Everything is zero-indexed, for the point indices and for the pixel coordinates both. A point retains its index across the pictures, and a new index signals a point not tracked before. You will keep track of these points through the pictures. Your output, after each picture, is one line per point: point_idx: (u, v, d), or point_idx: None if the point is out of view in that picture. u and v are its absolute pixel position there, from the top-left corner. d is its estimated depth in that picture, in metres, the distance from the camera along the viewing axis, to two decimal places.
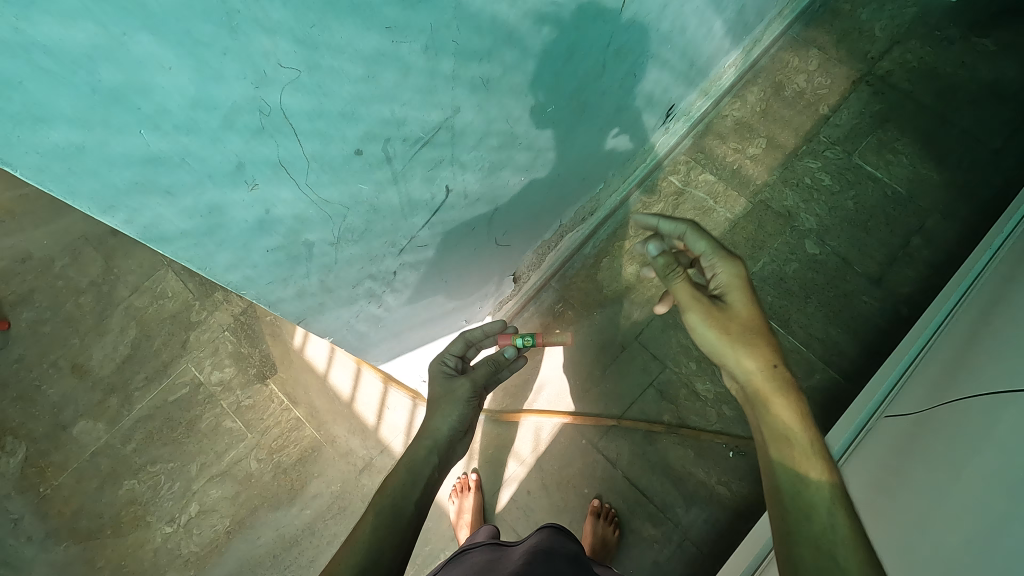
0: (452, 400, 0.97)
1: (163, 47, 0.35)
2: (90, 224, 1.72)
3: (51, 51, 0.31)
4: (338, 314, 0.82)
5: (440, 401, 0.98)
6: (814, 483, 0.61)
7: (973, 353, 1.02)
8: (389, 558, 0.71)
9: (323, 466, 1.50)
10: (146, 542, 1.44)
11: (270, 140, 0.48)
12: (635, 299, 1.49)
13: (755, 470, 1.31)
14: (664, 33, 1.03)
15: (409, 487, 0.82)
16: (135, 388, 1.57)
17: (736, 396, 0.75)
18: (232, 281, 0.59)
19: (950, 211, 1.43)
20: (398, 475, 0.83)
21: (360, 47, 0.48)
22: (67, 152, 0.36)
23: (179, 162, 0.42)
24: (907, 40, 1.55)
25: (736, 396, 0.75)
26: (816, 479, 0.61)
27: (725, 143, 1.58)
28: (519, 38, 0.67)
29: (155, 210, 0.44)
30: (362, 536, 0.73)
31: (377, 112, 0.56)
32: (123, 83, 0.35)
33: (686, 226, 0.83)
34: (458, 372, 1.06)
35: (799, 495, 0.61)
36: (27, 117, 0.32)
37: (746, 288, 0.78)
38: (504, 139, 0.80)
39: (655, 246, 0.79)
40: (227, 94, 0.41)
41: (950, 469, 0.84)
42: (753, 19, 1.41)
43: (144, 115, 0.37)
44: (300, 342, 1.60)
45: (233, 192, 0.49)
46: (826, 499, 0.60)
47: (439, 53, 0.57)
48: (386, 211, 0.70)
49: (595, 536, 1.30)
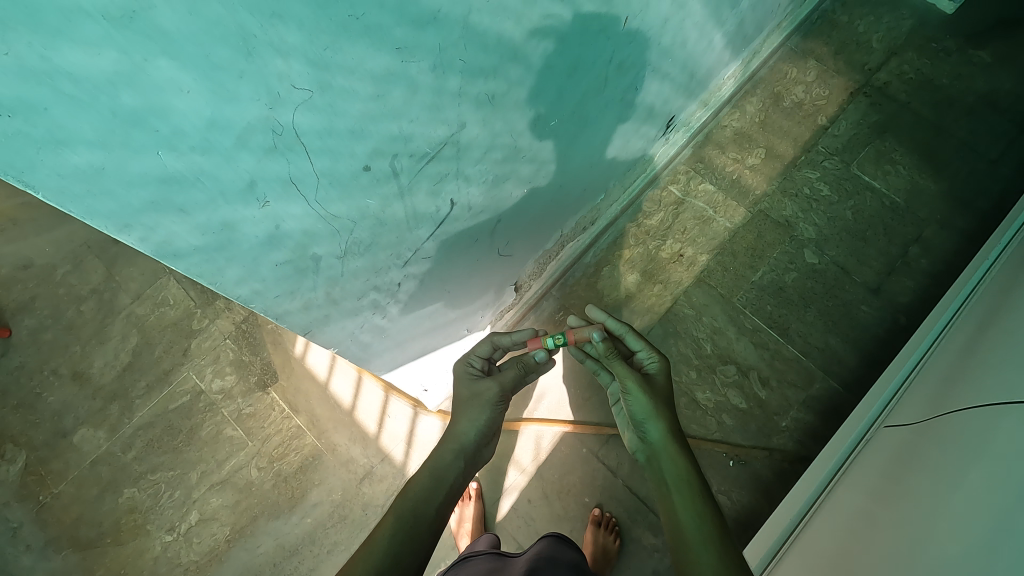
0: (465, 407, 0.98)
1: (182, 72, 0.37)
2: (92, 232, 1.73)
3: (76, 79, 0.32)
4: (342, 325, 0.82)
5: (465, 405, 0.98)
6: (686, 520, 0.75)
7: (970, 364, 1.03)
8: (411, 558, 0.72)
9: (323, 474, 1.50)
10: (146, 551, 1.44)
11: (281, 158, 0.49)
12: (635, 309, 1.50)
13: (753, 479, 1.35)
14: (665, 46, 1.04)
15: (432, 492, 0.83)
16: (135, 396, 1.57)
17: (646, 454, 0.91)
18: (241, 295, 0.60)
19: (947, 221, 1.44)
20: (421, 480, 0.84)
21: (370, 67, 0.50)
22: (87, 173, 0.37)
23: (194, 181, 0.43)
24: (904, 52, 1.57)
25: (646, 455, 0.91)
26: (689, 517, 0.75)
27: (724, 153, 1.59)
28: (524, 55, 0.68)
29: (169, 227, 0.45)
30: (383, 539, 0.73)
31: (385, 129, 0.57)
32: (142, 107, 0.36)
33: (626, 328, 0.99)
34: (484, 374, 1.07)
35: (676, 529, 0.74)
36: (50, 140, 0.33)
37: (666, 372, 0.97)
38: (508, 152, 0.81)
39: (599, 331, 0.96)
40: (242, 115, 0.42)
41: (948, 480, 0.85)
42: (752, 32, 1.43)
43: (162, 136, 0.39)
44: (300, 350, 1.61)
45: (245, 209, 0.50)
46: (699, 534, 0.72)
47: (447, 71, 0.58)
48: (392, 225, 0.70)
49: (596, 545, 1.30)
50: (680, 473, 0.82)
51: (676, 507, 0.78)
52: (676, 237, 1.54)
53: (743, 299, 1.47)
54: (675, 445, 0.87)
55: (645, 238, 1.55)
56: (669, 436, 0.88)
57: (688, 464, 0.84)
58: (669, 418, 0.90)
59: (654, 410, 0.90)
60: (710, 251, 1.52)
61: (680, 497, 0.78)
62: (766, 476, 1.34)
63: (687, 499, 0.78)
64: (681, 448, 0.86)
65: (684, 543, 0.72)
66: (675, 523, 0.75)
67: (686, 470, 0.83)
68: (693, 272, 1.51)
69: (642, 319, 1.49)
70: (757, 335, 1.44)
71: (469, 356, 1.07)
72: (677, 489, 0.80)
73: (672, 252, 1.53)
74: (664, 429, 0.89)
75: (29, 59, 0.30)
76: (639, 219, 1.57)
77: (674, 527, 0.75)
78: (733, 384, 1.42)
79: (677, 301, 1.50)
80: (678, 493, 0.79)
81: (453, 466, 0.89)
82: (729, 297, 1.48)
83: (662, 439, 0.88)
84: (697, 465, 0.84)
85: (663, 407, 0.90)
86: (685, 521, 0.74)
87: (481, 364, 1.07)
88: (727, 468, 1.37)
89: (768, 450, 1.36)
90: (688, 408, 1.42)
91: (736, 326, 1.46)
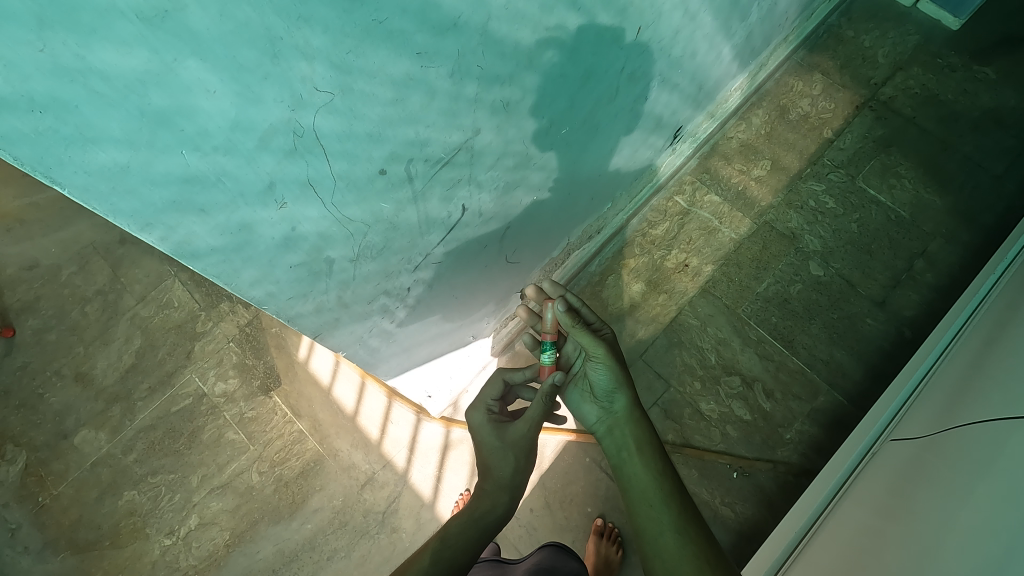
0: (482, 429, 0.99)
1: (210, 73, 0.37)
2: (99, 233, 1.73)
3: (107, 78, 0.32)
4: (352, 329, 0.82)
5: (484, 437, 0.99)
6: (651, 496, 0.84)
7: (978, 378, 1.03)
8: None
9: (324, 480, 1.49)
10: (144, 555, 1.43)
11: (301, 161, 0.49)
12: (639, 318, 1.50)
13: (757, 490, 1.34)
14: (675, 57, 1.05)
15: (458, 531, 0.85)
16: (138, 398, 1.56)
17: (607, 420, 0.98)
18: (255, 297, 0.60)
19: (952, 235, 1.45)
20: (460, 519, 0.88)
21: (391, 72, 0.50)
22: (113, 172, 0.37)
23: (214, 182, 0.43)
24: (909, 67, 1.58)
25: (607, 421, 0.98)
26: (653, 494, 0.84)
27: (730, 164, 1.58)
28: (540, 63, 0.68)
29: (189, 227, 0.45)
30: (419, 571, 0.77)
31: (402, 133, 0.57)
32: (170, 106, 0.36)
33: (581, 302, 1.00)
34: (507, 420, 1.02)
35: (642, 504, 0.83)
36: (78, 138, 0.34)
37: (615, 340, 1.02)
38: (519, 160, 0.82)
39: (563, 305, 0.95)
40: (265, 116, 0.43)
41: (956, 495, 0.85)
42: (760, 45, 1.44)
43: (186, 136, 0.39)
44: (305, 353, 1.60)
45: (263, 211, 0.50)
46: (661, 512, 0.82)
47: (464, 77, 0.59)
48: (404, 229, 0.71)
49: (598, 556, 1.32)
50: (641, 438, 0.91)
51: (637, 470, 0.87)
52: (681, 247, 1.54)
53: (748, 310, 1.47)
54: (637, 413, 0.94)
55: (651, 248, 1.55)
56: (632, 406, 0.95)
57: (647, 430, 0.92)
58: (630, 388, 0.96)
59: (620, 381, 0.95)
60: (716, 261, 1.51)
61: (641, 460, 0.88)
62: (769, 488, 1.34)
63: (647, 462, 0.88)
64: (643, 416, 0.94)
65: (645, 503, 0.83)
66: (636, 485, 0.86)
67: (646, 436, 0.91)
68: (698, 282, 1.51)
69: (648, 328, 1.49)
70: (762, 346, 1.44)
71: (486, 403, 1.03)
72: (638, 453, 0.89)
73: (677, 262, 1.53)
74: (628, 400, 0.95)
75: (63, 57, 0.30)
76: (645, 228, 1.56)
77: (635, 488, 0.85)
78: (737, 396, 1.41)
79: (682, 310, 1.49)
80: (639, 457, 0.88)
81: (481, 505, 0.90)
82: (734, 308, 1.47)
83: (626, 409, 0.95)
84: (654, 430, 0.93)
85: (627, 377, 0.95)
86: (647, 483, 0.85)
87: (498, 408, 1.04)
88: (730, 479, 1.36)
89: (772, 462, 1.35)
90: (692, 418, 1.42)
91: (740, 337, 1.45)
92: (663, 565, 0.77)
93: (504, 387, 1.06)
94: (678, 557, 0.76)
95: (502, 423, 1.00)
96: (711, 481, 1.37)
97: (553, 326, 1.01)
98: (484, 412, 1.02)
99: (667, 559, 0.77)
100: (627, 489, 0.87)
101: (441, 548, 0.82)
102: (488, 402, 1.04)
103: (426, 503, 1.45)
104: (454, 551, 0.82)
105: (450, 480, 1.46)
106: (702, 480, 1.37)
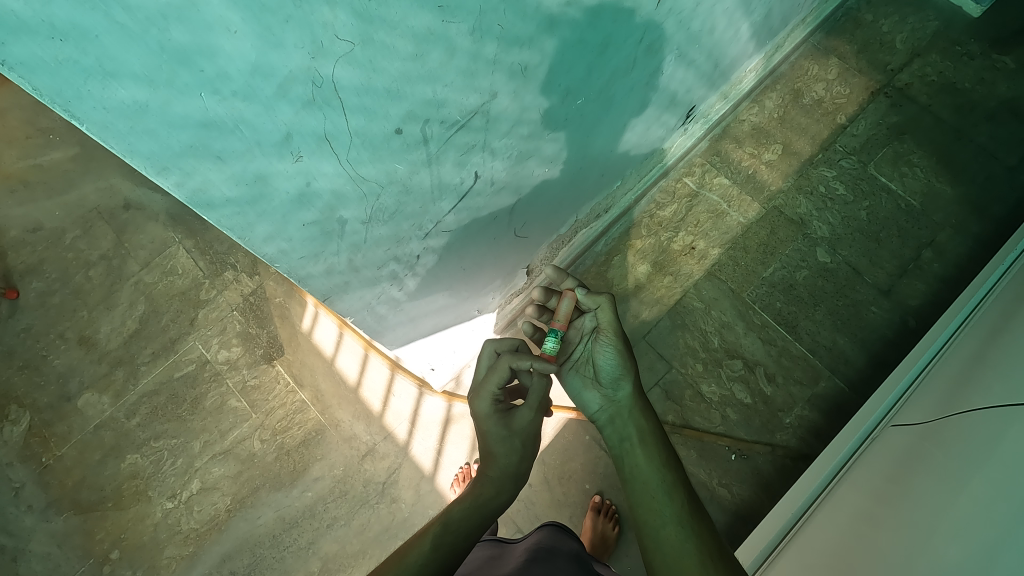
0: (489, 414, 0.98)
1: (233, 11, 0.36)
2: (103, 197, 1.72)
3: (129, 7, 0.31)
4: (360, 295, 0.82)
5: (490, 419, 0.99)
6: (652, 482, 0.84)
7: (985, 366, 1.02)
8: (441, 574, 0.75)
9: (325, 450, 1.50)
10: (146, 517, 1.44)
11: (318, 113, 0.48)
12: (643, 299, 1.49)
13: (754, 472, 1.35)
14: (692, 31, 1.02)
15: (458, 520, 0.85)
16: (141, 362, 1.57)
17: (608, 411, 0.98)
18: (267, 253, 0.59)
19: (962, 226, 1.44)
20: (464, 503, 0.88)
21: (412, 24, 0.49)
22: (131, 110, 0.36)
23: (232, 129, 0.43)
24: (928, 54, 1.55)
25: (608, 411, 0.98)
26: (654, 482, 0.83)
27: (741, 147, 1.57)
28: (558, 28, 0.67)
29: (205, 175, 0.44)
30: (419, 553, 0.77)
31: (421, 92, 0.56)
32: (191, 44, 0.36)
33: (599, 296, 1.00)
34: (508, 408, 1.00)
35: (645, 493, 0.83)
36: (97, 71, 0.33)
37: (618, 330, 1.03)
38: (534, 129, 0.80)
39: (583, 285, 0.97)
40: (284, 61, 0.42)
41: (953, 480, 0.86)
42: (778, 25, 1.41)
43: (206, 78, 0.38)
44: (308, 325, 1.61)
45: (279, 162, 0.49)
46: (664, 500, 0.81)
47: (484, 36, 0.57)
48: (416, 193, 0.70)
49: (595, 532, 1.33)
50: (644, 429, 0.91)
51: (639, 461, 0.87)
52: (688, 229, 1.52)
53: (753, 294, 1.46)
54: (642, 404, 0.95)
55: (658, 230, 1.53)
56: (636, 396, 0.96)
57: (648, 419, 0.93)
58: (636, 376, 0.97)
59: (627, 368, 0.96)
60: (723, 245, 1.50)
61: (644, 452, 0.88)
62: (767, 471, 1.35)
63: (650, 452, 0.87)
64: (645, 406, 0.95)
65: (646, 493, 0.83)
66: (638, 476, 0.85)
67: (649, 427, 0.92)
68: (705, 265, 1.50)
69: (652, 310, 1.48)
70: (765, 331, 1.44)
71: (492, 392, 0.97)
72: (641, 444, 0.89)
73: (683, 245, 1.52)
74: (632, 388, 0.96)
75: None
76: (653, 209, 1.55)
77: (636, 479, 0.85)
78: (738, 378, 1.42)
79: (687, 293, 1.48)
80: (642, 449, 0.88)
81: (488, 493, 0.90)
82: (738, 292, 1.47)
83: (630, 398, 0.96)
84: (656, 422, 0.93)
85: (634, 364, 0.97)
86: (649, 474, 0.84)
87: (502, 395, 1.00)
88: (728, 461, 1.37)
89: (771, 445, 1.36)
90: (693, 400, 1.42)
91: (745, 321, 1.45)
92: (664, 560, 0.75)
93: (510, 372, 0.97)
94: (682, 549, 0.75)
95: (501, 395, 0.99)
96: (710, 462, 1.38)
97: (565, 316, 1.01)
98: (490, 400, 0.97)
99: (668, 553, 0.75)
100: (628, 480, 0.86)
101: (444, 532, 0.81)
102: (493, 391, 0.97)
103: (426, 475, 1.47)
104: (457, 536, 0.82)
105: (449, 454, 1.48)
106: (700, 461, 1.38)
